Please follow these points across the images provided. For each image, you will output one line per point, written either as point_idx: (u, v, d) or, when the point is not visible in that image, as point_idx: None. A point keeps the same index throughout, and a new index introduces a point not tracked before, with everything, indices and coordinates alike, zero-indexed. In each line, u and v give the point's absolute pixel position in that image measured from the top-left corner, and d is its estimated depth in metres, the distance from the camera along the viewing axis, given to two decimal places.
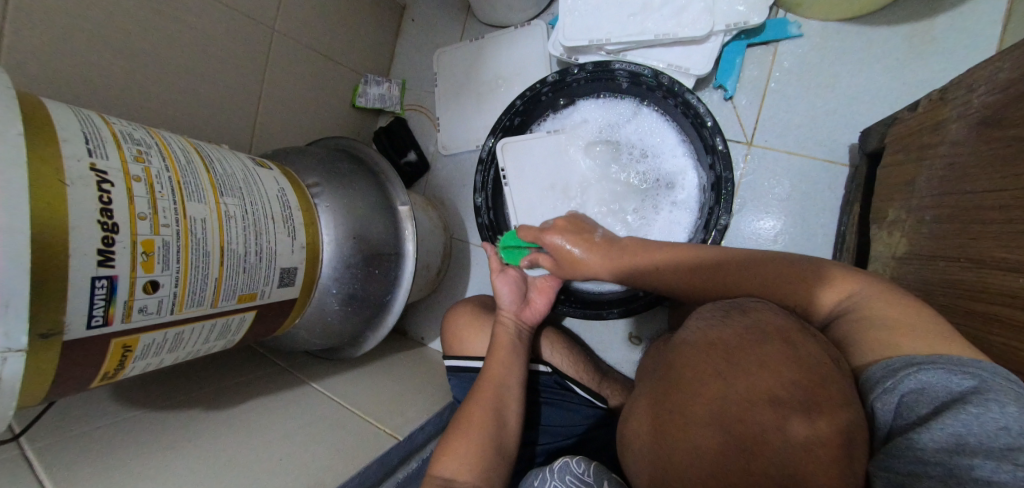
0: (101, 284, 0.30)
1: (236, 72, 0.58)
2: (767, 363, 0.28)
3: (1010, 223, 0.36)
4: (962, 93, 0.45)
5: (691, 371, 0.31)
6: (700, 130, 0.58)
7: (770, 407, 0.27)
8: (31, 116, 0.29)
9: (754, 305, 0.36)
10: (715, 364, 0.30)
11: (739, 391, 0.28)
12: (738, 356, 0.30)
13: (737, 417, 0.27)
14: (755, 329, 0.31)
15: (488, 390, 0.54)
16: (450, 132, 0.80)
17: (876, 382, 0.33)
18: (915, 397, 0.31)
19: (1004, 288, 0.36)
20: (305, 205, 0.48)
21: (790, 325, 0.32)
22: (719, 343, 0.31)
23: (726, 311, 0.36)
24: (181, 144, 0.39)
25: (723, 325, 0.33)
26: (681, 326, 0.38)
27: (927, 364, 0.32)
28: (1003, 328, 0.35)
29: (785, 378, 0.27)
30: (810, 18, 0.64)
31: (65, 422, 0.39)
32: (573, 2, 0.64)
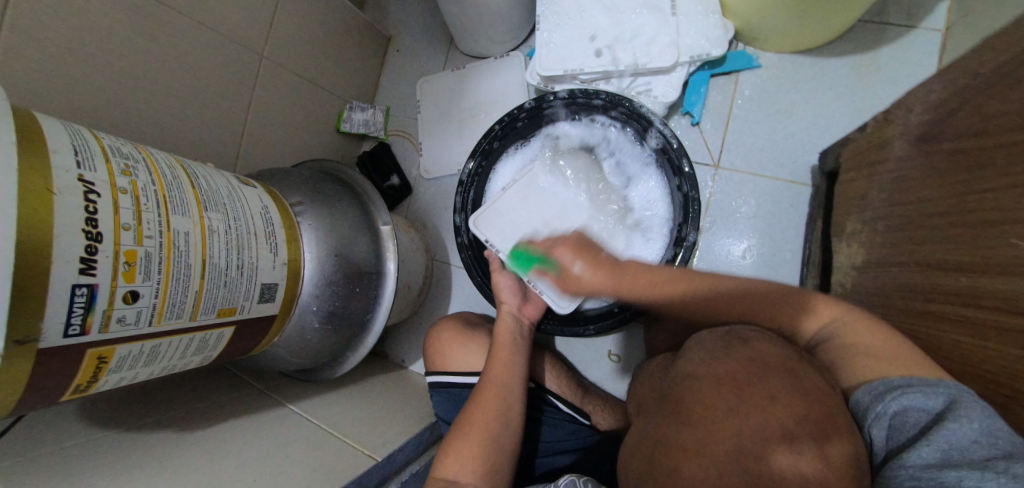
0: (81, 292, 0.31)
1: (225, 97, 0.60)
2: (781, 399, 0.31)
3: (952, 227, 0.39)
4: (904, 113, 0.50)
5: (705, 404, 0.34)
6: (667, 153, 0.62)
7: (785, 439, 0.29)
8: (23, 129, 0.30)
9: (754, 336, 0.39)
10: (730, 400, 0.33)
11: (756, 426, 0.31)
12: (749, 390, 0.33)
13: (757, 449, 0.30)
14: (758, 361, 0.35)
15: (489, 396, 0.53)
16: (433, 156, 0.83)
17: (867, 407, 0.36)
18: (904, 421, 0.34)
19: (950, 287, 0.39)
20: (287, 223, 0.50)
21: (788, 358, 0.36)
22: (731, 378, 0.34)
23: (727, 340, 0.40)
24: (169, 160, 0.40)
25: (728, 357, 0.37)
26: (684, 354, 0.42)
27: (907, 388, 0.35)
28: (952, 322, 0.38)
29: (797, 415, 0.30)
30: (766, 51, 0.70)
31: (29, 441, 0.38)
32: (548, 35, 0.69)
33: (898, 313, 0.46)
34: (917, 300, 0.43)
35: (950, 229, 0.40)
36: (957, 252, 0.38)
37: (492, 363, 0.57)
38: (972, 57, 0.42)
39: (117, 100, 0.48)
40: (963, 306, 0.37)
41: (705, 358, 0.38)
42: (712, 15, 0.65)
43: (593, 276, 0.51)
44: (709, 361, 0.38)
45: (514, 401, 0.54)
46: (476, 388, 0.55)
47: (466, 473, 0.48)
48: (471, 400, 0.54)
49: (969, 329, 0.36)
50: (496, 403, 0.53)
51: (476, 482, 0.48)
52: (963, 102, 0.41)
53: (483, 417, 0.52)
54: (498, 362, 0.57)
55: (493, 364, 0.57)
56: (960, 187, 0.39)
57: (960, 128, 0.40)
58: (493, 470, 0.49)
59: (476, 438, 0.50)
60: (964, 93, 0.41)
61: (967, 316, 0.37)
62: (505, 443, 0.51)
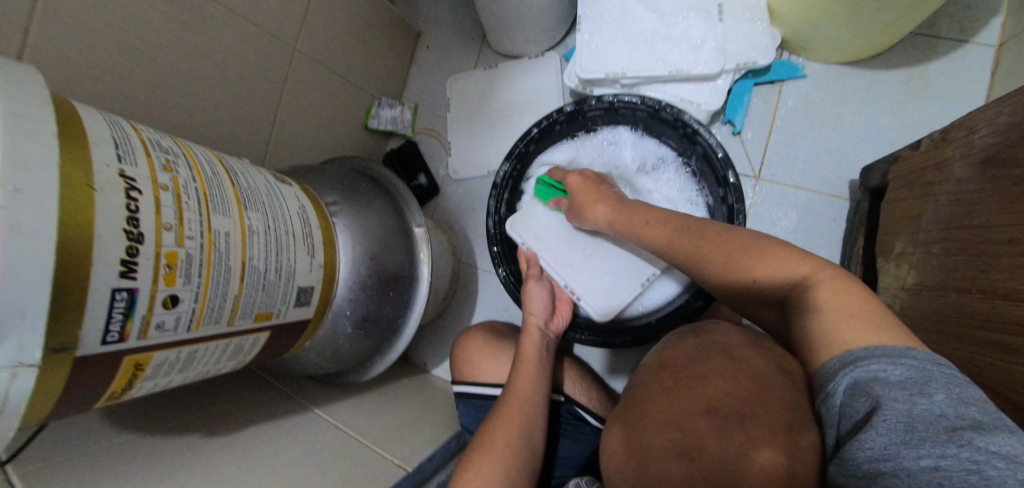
0: (121, 297, 0.29)
1: (256, 88, 0.58)
2: (716, 381, 0.35)
3: (1021, 256, 0.36)
4: (963, 135, 0.46)
5: (653, 393, 0.38)
6: (711, 162, 0.60)
7: (710, 415, 0.32)
8: (63, 119, 0.28)
9: (709, 328, 0.46)
10: (666, 384, 0.38)
11: (690, 405, 0.34)
12: (686, 377, 0.37)
13: (684, 421, 0.33)
14: (703, 349, 0.41)
15: (512, 409, 0.51)
16: (462, 157, 0.81)
17: (822, 386, 0.31)
18: (852, 395, 0.29)
19: (1016, 318, 0.36)
20: (324, 223, 0.48)
21: (737, 342, 0.40)
22: (670, 368, 0.40)
23: (688, 333, 0.47)
24: (208, 156, 0.38)
25: (688, 341, 0.44)
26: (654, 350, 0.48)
27: (864, 360, 0.30)
28: (1018, 356, 0.36)
29: (724, 391, 0.33)
30: (812, 61, 0.68)
31: (52, 447, 0.36)
32: (589, 37, 0.67)
33: (952, 342, 0.43)
34: (977, 330, 0.40)
35: (1015, 257, 0.37)
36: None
37: (517, 376, 0.55)
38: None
39: (150, 89, 0.46)
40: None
41: (660, 354, 0.45)
42: (760, 22, 0.63)
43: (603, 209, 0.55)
44: (665, 358, 0.43)
45: (521, 404, 0.52)
46: (499, 400, 0.53)
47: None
48: (493, 415, 0.51)
49: None
50: (517, 418, 0.50)
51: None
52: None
53: (500, 429, 0.49)
54: (521, 378, 0.54)
55: (515, 377, 0.54)
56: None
57: None
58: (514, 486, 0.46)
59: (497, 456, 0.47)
60: None
61: None
62: (518, 450, 0.48)
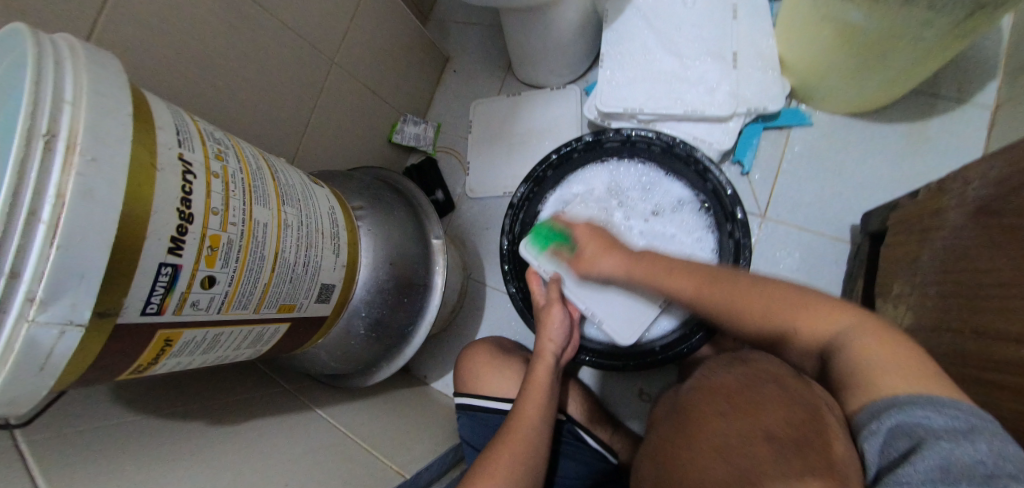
0: (166, 271, 0.30)
1: (293, 95, 0.62)
2: (764, 405, 0.31)
3: (1008, 299, 0.38)
4: (959, 186, 0.48)
5: (697, 411, 0.34)
6: (721, 197, 0.62)
7: (764, 442, 0.29)
8: (136, 104, 0.31)
9: (756, 357, 0.39)
10: (721, 406, 0.33)
11: (740, 427, 0.30)
12: (739, 399, 0.32)
13: (739, 446, 0.29)
14: (753, 376, 0.35)
15: (517, 436, 0.51)
16: (480, 176, 0.84)
17: (861, 424, 0.32)
18: (894, 438, 0.30)
19: (1007, 358, 0.37)
20: (350, 225, 0.50)
21: (784, 373, 0.36)
22: (723, 389, 0.35)
23: (730, 362, 0.40)
24: (253, 151, 0.41)
25: (728, 373, 0.37)
26: (698, 370, 0.42)
27: (908, 405, 0.31)
28: (1009, 394, 0.37)
29: (781, 417, 0.30)
30: (819, 111, 0.72)
31: (64, 420, 0.36)
32: (609, 73, 0.72)
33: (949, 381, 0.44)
34: (969, 368, 0.42)
35: (1006, 301, 0.38)
36: (1012, 324, 0.37)
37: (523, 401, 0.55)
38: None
39: (199, 87, 0.49)
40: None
41: (702, 376, 0.39)
42: (770, 72, 0.68)
43: (611, 260, 0.56)
44: (706, 379, 0.38)
45: (531, 425, 0.52)
46: (505, 424, 0.53)
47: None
48: (502, 434, 0.52)
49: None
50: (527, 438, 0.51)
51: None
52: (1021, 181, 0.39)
53: (504, 456, 0.49)
54: (530, 399, 0.55)
55: (525, 399, 0.55)
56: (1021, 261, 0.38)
57: (1018, 206, 0.39)
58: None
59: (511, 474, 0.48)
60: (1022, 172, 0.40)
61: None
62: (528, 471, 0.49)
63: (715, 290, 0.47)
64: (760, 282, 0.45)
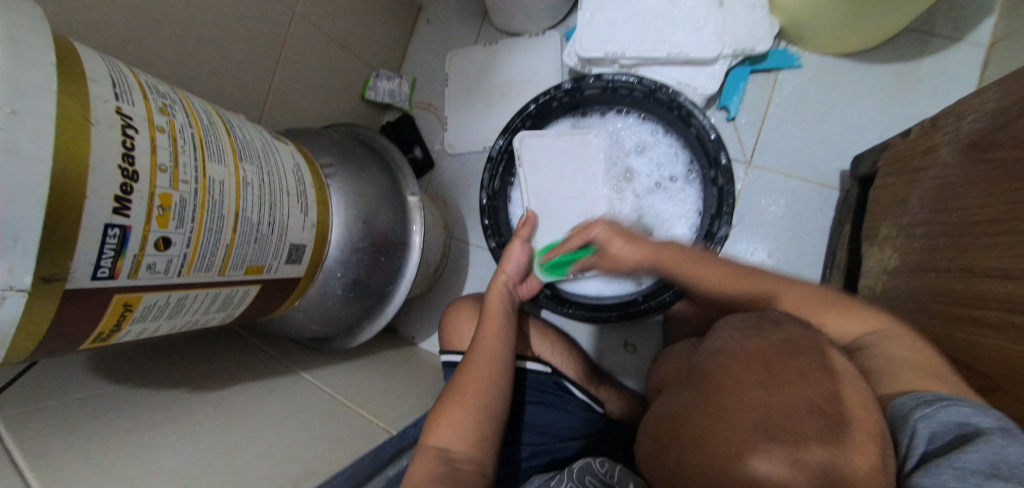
0: (113, 233, 0.28)
1: (254, 49, 0.58)
2: (809, 373, 0.27)
3: (998, 236, 0.38)
4: (953, 121, 0.46)
5: (732, 381, 0.29)
6: (704, 144, 0.61)
7: (814, 416, 0.25)
8: (61, 51, 0.28)
9: (785, 318, 0.34)
10: (758, 374, 0.28)
11: (785, 399, 0.26)
12: (780, 365, 0.28)
13: (782, 420, 0.25)
14: (789, 342, 0.30)
15: (479, 366, 0.54)
16: (459, 132, 0.81)
17: (908, 411, 0.33)
18: (941, 427, 0.31)
19: (992, 293, 0.37)
20: (318, 183, 0.48)
21: (820, 340, 0.30)
22: (755, 354, 0.30)
23: (756, 322, 0.34)
24: (205, 106, 0.38)
25: (759, 336, 0.31)
26: (712, 333, 0.37)
27: (955, 402, 0.32)
28: (993, 331, 0.37)
29: (825, 389, 0.26)
30: (809, 52, 0.69)
31: (36, 392, 0.36)
32: (590, 16, 0.68)
33: (927, 321, 0.45)
34: (954, 307, 0.42)
35: (992, 236, 0.38)
36: (1000, 259, 0.37)
37: (484, 331, 0.58)
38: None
39: (147, 41, 0.45)
40: (1001, 315, 0.36)
41: (727, 338, 0.34)
42: (758, 10, 0.64)
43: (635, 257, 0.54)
44: (735, 342, 0.32)
45: (490, 351, 0.55)
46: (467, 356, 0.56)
47: (458, 441, 0.48)
48: (459, 374, 0.54)
49: (1008, 338, 0.35)
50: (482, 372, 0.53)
51: (468, 450, 0.47)
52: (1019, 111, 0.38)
53: (470, 382, 0.52)
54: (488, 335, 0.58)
55: (482, 336, 0.57)
56: (1010, 196, 0.37)
57: (1011, 139, 0.38)
58: (485, 436, 0.49)
59: (467, 408, 0.50)
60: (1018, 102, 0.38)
61: (1009, 323, 0.35)
62: (490, 403, 0.51)
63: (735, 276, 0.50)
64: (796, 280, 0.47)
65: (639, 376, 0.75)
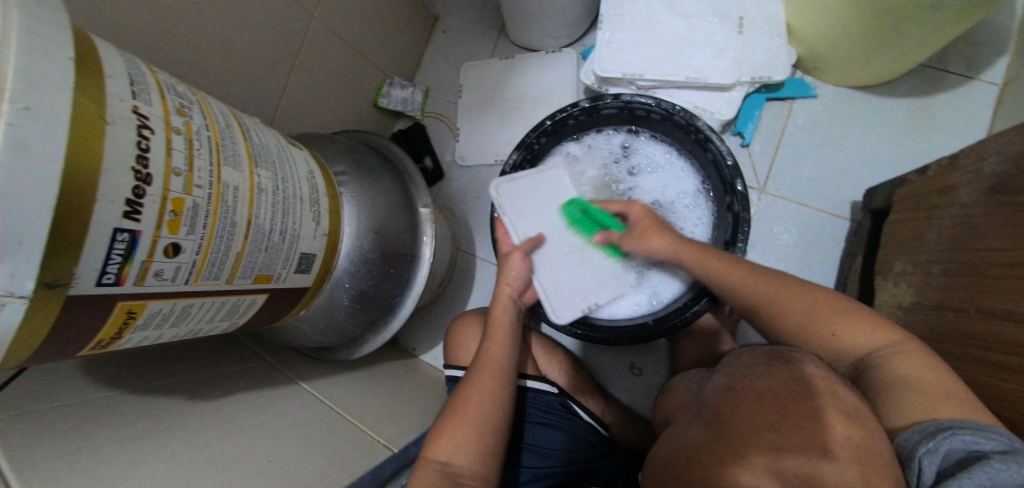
0: (122, 238, 0.27)
1: (271, 51, 0.57)
2: (822, 416, 0.26)
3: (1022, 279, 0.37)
4: (973, 162, 0.46)
5: (742, 419, 0.28)
6: (721, 169, 0.60)
7: (828, 464, 0.24)
8: (78, 45, 0.26)
9: (801, 356, 0.32)
10: (771, 416, 0.27)
11: (798, 443, 0.26)
12: (794, 408, 0.27)
13: (798, 468, 0.25)
14: (802, 381, 0.29)
15: (484, 376, 0.52)
16: (471, 144, 0.81)
17: (914, 444, 0.32)
18: (949, 461, 0.30)
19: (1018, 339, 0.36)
20: (331, 191, 0.47)
21: (833, 378, 0.30)
22: (766, 394, 0.29)
23: (768, 358, 0.33)
24: (222, 108, 0.37)
25: (771, 373, 0.30)
26: (722, 365, 0.36)
27: (958, 430, 0.32)
28: (1016, 375, 0.36)
29: (841, 437, 0.25)
30: (825, 82, 0.70)
31: (27, 397, 0.34)
32: (610, 36, 0.68)
33: (944, 358, 0.44)
34: (974, 348, 0.41)
35: (1016, 280, 0.37)
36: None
37: (490, 342, 0.56)
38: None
39: (164, 37, 0.44)
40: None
41: (736, 372, 0.33)
42: (777, 39, 0.65)
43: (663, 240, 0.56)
44: (743, 376, 0.32)
45: (496, 360, 0.54)
46: (472, 366, 0.54)
47: (459, 455, 0.46)
48: (463, 385, 0.52)
49: None
50: (486, 389, 0.51)
51: (470, 465, 0.46)
52: None
53: (474, 394, 0.50)
54: (496, 346, 0.56)
55: (487, 348, 0.55)
56: None
57: None
58: (487, 453, 0.47)
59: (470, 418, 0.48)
60: None
61: None
62: (490, 417, 0.49)
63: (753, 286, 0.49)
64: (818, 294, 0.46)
65: (643, 399, 0.74)
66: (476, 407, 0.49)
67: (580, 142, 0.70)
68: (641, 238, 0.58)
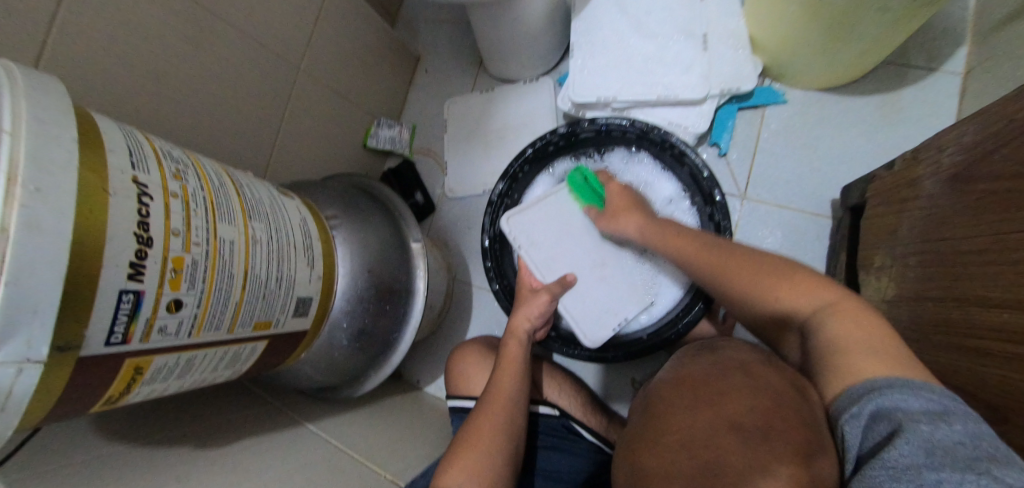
0: (127, 299, 0.29)
1: (260, 105, 0.61)
2: (731, 402, 0.33)
3: (989, 266, 0.38)
4: (933, 153, 0.48)
5: (672, 407, 0.36)
6: (698, 181, 0.63)
7: (731, 434, 0.30)
8: (80, 126, 0.29)
9: (727, 345, 0.46)
10: (690, 398, 0.35)
11: (707, 419, 0.32)
12: (706, 393, 0.35)
13: (706, 439, 0.30)
14: (720, 365, 0.40)
15: (496, 407, 0.53)
16: (459, 175, 0.84)
17: (842, 412, 0.33)
18: (876, 425, 0.30)
19: (990, 324, 0.37)
20: (323, 235, 0.49)
21: (753, 359, 0.41)
22: (691, 381, 0.38)
23: (701, 350, 0.46)
24: (215, 168, 0.40)
25: (696, 364, 0.42)
26: (663, 368, 0.45)
27: (885, 388, 0.32)
28: (993, 359, 0.37)
29: (745, 407, 0.32)
30: (793, 87, 0.72)
31: (40, 456, 0.35)
32: (581, 63, 0.72)
33: (928, 348, 0.45)
34: (954, 336, 0.41)
35: (984, 266, 0.39)
36: (993, 287, 0.37)
37: (500, 373, 0.57)
38: (999, 102, 0.40)
39: (158, 104, 0.47)
40: (1001, 344, 0.36)
41: (674, 369, 0.43)
42: (741, 52, 0.68)
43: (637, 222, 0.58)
44: (682, 374, 0.41)
45: (507, 391, 0.55)
46: (482, 398, 0.55)
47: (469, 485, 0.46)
48: (475, 415, 0.53)
49: (1007, 365, 0.35)
50: (495, 417, 0.52)
51: None
52: (997, 144, 0.39)
53: (485, 424, 0.51)
54: (505, 377, 0.57)
55: (498, 378, 0.56)
56: (997, 226, 0.38)
57: (993, 172, 0.39)
58: (497, 481, 0.47)
59: (482, 449, 0.49)
60: (996, 136, 0.39)
61: (1005, 352, 0.35)
62: (501, 448, 0.50)
63: (714, 252, 0.50)
64: (757, 256, 0.47)
65: None
66: (487, 437, 0.50)
67: (557, 171, 0.72)
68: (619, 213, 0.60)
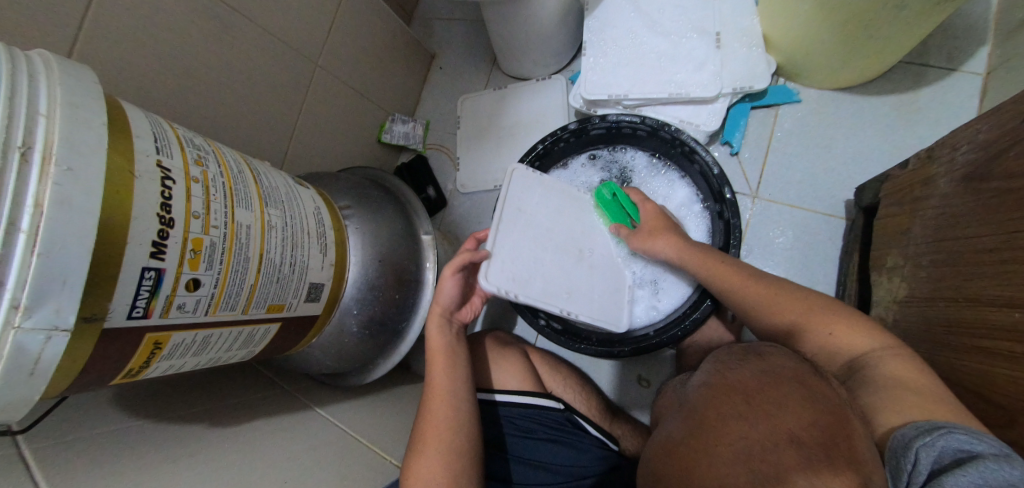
0: (149, 276, 0.30)
1: (279, 99, 0.62)
2: (786, 403, 0.28)
3: (1002, 265, 0.37)
4: (947, 152, 0.47)
5: (714, 414, 0.30)
6: (708, 178, 0.62)
7: (791, 448, 0.25)
8: (110, 111, 0.31)
9: (770, 350, 0.34)
10: (737, 406, 0.29)
11: (762, 430, 0.27)
12: (758, 397, 0.29)
13: (760, 451, 0.26)
14: (771, 373, 0.31)
15: (437, 411, 0.52)
16: (470, 171, 0.85)
17: (909, 439, 0.32)
18: (942, 455, 0.30)
19: (1001, 324, 0.37)
20: (336, 224, 0.51)
21: (802, 368, 0.31)
22: (737, 388, 0.31)
23: (742, 355, 0.36)
24: (235, 157, 0.41)
25: (743, 368, 0.33)
26: (705, 363, 0.39)
27: (956, 430, 0.32)
28: (1004, 359, 0.36)
29: (803, 418, 0.26)
30: (808, 86, 0.71)
31: (64, 426, 0.37)
32: (594, 60, 0.72)
33: (939, 349, 0.44)
34: (965, 337, 0.41)
35: (998, 266, 0.38)
36: (1005, 287, 0.37)
37: (433, 370, 0.56)
38: (1017, 100, 0.39)
39: (182, 95, 0.49)
40: (1014, 345, 0.35)
41: (715, 371, 0.35)
42: (755, 50, 0.68)
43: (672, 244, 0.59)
44: (720, 375, 0.34)
45: (442, 389, 0.54)
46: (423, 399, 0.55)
47: None
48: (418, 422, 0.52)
49: (1017, 365, 0.35)
50: (437, 419, 0.51)
51: None
52: (1011, 141, 0.39)
53: (429, 429, 0.51)
54: (437, 374, 0.56)
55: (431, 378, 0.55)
56: (1011, 224, 0.37)
57: (1008, 169, 0.38)
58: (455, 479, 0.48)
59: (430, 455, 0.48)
60: (1012, 133, 0.39)
61: (1017, 351, 0.35)
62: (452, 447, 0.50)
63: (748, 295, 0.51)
64: (795, 289, 0.49)
65: None
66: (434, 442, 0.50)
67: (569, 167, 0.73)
68: (648, 235, 0.61)
